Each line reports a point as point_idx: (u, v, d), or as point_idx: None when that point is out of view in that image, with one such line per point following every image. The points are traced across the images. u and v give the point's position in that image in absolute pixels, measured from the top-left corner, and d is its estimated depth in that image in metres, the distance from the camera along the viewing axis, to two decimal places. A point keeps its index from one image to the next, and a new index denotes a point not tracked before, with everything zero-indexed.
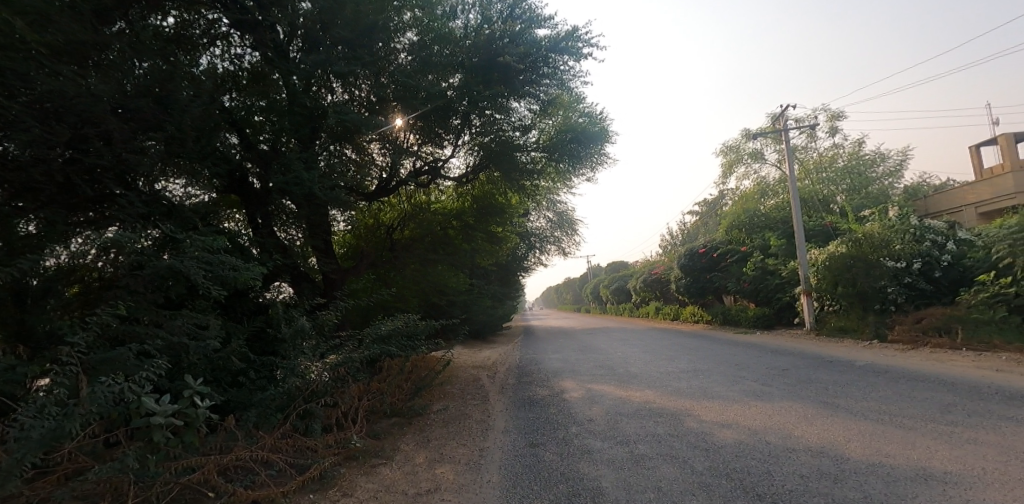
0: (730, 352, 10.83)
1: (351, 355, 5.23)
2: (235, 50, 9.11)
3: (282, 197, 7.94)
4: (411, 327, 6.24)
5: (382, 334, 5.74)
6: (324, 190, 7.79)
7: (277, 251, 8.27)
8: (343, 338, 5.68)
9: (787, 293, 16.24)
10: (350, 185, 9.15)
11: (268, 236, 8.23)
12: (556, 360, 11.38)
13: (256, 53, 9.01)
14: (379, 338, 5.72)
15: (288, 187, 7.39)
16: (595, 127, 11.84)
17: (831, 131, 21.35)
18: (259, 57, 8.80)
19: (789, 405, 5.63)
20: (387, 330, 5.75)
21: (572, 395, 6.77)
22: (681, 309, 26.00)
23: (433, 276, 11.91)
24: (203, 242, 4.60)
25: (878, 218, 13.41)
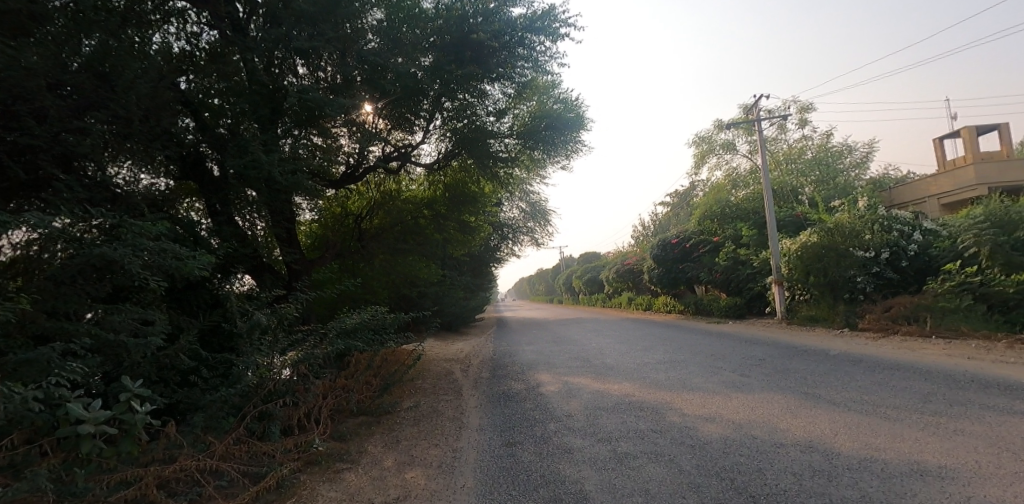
0: (706, 342, 10.81)
1: (313, 352, 4.82)
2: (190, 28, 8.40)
3: (240, 182, 7.37)
4: (380, 320, 5.85)
5: (349, 328, 5.34)
6: (286, 175, 7.27)
7: (235, 240, 7.72)
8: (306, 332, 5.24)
9: (758, 283, 16.46)
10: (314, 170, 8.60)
11: (225, 224, 7.65)
12: (531, 351, 11.18)
13: (215, 32, 8.36)
14: (345, 331, 5.33)
15: (244, 170, 6.83)
16: (571, 113, 11.51)
17: (801, 123, 21.69)
18: (218, 37, 8.17)
19: (770, 396, 5.52)
20: (353, 324, 5.36)
21: (548, 389, 6.54)
22: (654, 300, 26.23)
23: (403, 266, 11.51)
24: (140, 228, 4.00)
25: (847, 208, 13.63)
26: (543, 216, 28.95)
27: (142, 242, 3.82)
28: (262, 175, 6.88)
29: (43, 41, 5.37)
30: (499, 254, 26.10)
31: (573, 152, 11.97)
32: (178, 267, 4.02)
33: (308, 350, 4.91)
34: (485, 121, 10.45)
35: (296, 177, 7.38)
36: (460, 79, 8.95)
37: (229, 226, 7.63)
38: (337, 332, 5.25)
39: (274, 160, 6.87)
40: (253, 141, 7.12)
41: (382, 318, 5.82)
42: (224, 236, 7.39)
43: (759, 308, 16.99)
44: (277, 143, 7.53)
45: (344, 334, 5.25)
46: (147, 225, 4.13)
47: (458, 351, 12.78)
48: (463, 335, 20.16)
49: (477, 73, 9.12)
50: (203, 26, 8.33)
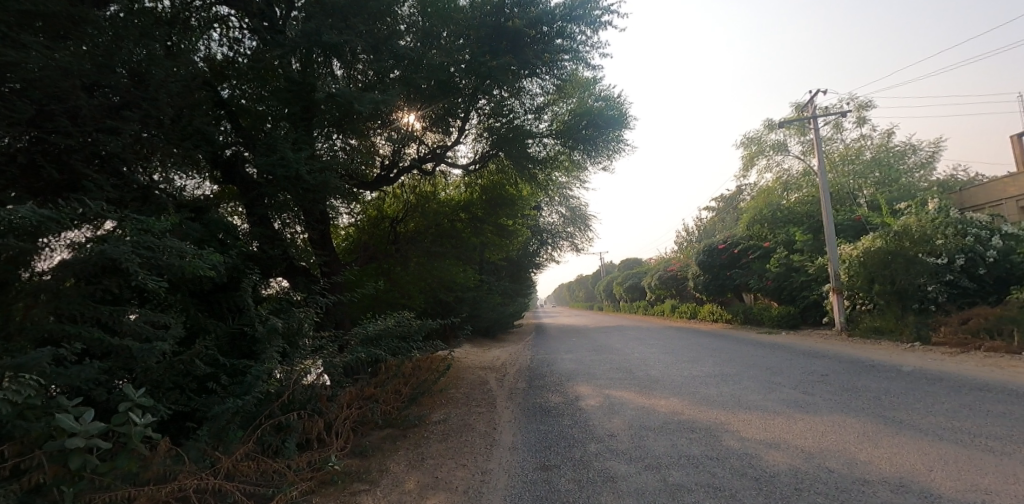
0: (759, 354, 9.99)
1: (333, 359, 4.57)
2: (233, 34, 8.56)
3: (272, 185, 7.35)
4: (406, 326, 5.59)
5: (372, 334, 5.08)
6: (316, 175, 7.16)
7: (267, 243, 7.70)
8: (327, 337, 5.01)
9: (814, 291, 15.31)
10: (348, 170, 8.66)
11: (259, 226, 7.63)
12: (570, 360, 10.68)
13: (256, 38, 8.48)
14: (369, 338, 5.08)
15: (273, 171, 6.74)
16: (613, 111, 10.91)
17: (860, 121, 20.20)
18: (258, 42, 8.29)
19: (840, 418, 4.86)
20: (378, 330, 5.11)
21: (588, 403, 6.07)
22: (698, 308, 25.08)
23: (438, 270, 11.31)
24: (146, 224, 3.74)
25: (916, 209, 12.44)
26: (581, 221, 28.35)
27: (143, 239, 3.56)
28: (290, 177, 6.79)
29: (82, 42, 5.42)
30: (537, 259, 25.72)
31: (616, 152, 11.35)
32: (183, 267, 3.74)
33: (329, 358, 4.67)
34: (521, 120, 10.15)
35: (324, 177, 7.25)
36: (494, 73, 8.66)
37: (261, 228, 7.61)
38: (359, 339, 4.98)
39: (303, 161, 6.77)
40: (283, 142, 7.06)
41: (407, 324, 5.54)
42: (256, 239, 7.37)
43: (814, 319, 15.80)
44: (308, 143, 7.43)
45: (368, 341, 5.00)
46: (154, 220, 3.87)
47: (493, 359, 12.44)
48: (499, 342, 19.84)
49: (513, 65, 8.74)
50: (245, 32, 8.44)
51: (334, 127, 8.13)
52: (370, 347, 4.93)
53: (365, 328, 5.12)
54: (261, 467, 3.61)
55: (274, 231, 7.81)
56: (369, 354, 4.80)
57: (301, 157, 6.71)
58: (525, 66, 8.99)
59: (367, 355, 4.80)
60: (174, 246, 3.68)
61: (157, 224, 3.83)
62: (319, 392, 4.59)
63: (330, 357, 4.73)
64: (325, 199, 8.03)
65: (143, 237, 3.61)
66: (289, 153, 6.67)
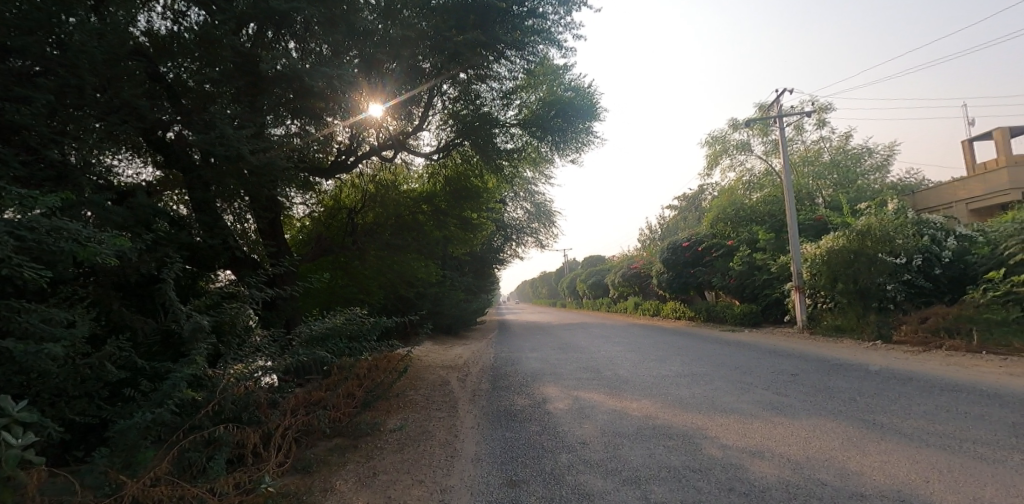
0: (726, 353, 9.92)
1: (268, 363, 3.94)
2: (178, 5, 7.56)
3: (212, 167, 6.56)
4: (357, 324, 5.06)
5: (319, 334, 4.49)
6: (261, 156, 6.45)
7: (206, 231, 6.90)
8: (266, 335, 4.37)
9: (776, 289, 15.56)
10: (301, 157, 8.20)
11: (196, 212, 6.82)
12: (536, 358, 10.36)
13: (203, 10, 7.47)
14: (315, 338, 4.49)
15: (211, 149, 5.98)
16: (585, 101, 10.53)
17: (820, 124, 20.77)
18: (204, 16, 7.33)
19: (820, 422, 4.67)
20: (325, 329, 4.54)
21: (556, 406, 5.70)
22: (662, 305, 25.34)
23: (397, 264, 10.75)
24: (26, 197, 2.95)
25: (874, 210, 12.74)
26: (547, 217, 28.05)
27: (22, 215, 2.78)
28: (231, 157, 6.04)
29: None
30: (502, 255, 25.31)
31: (586, 144, 11.03)
32: (80, 251, 3.00)
33: (266, 362, 4.03)
34: (489, 107, 9.73)
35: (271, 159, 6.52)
36: (461, 52, 8.12)
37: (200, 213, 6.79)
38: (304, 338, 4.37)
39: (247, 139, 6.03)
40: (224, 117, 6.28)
41: (359, 321, 5.01)
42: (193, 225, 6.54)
43: (775, 316, 16.09)
44: (253, 121, 6.69)
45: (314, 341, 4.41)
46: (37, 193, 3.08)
47: (457, 357, 11.95)
48: (463, 339, 19.30)
49: (480, 44, 8.20)
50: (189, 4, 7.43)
51: (284, 105, 7.39)
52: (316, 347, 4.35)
53: (311, 327, 4.54)
54: (175, 493, 2.95)
55: (217, 217, 7.04)
56: (315, 356, 4.21)
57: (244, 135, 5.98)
58: (493, 48, 8.52)
59: (312, 358, 4.21)
60: (69, 226, 2.94)
61: (39, 195, 3.02)
62: (257, 399, 4.00)
63: (270, 356, 4.11)
64: (274, 185, 7.31)
65: (19, 214, 2.83)
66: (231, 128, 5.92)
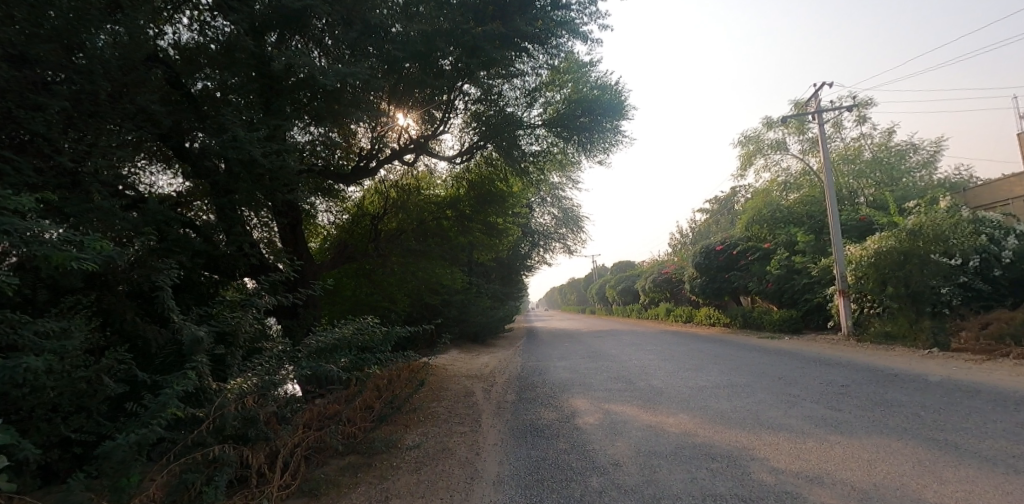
0: (766, 362, 9.29)
1: (272, 377, 3.68)
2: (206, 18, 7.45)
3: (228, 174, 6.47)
4: (368, 334, 4.81)
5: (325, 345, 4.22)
6: (274, 158, 6.00)
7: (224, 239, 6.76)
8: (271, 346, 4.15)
9: (818, 294, 14.69)
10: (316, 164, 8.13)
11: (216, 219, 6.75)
12: (563, 368, 9.94)
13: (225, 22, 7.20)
14: (322, 350, 4.22)
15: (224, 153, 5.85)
16: (613, 98, 10.08)
17: (860, 120, 19.72)
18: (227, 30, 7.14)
19: (885, 441, 4.13)
20: (332, 341, 4.28)
21: (586, 421, 5.31)
22: (694, 312, 24.47)
23: (419, 270, 10.54)
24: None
25: (925, 208, 11.87)
26: (574, 223, 27.59)
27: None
28: (245, 163, 5.89)
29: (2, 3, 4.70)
30: (528, 261, 25.00)
31: (613, 144, 10.58)
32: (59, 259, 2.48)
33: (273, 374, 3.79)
34: (512, 108, 9.49)
35: (285, 159, 6.14)
36: (480, 45, 7.78)
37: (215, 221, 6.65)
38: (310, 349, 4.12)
39: (262, 143, 5.88)
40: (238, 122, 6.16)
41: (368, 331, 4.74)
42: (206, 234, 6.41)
43: (817, 323, 15.20)
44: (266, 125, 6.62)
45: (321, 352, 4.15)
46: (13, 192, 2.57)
47: (482, 366, 11.64)
48: (490, 347, 19.01)
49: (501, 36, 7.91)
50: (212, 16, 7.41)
51: (300, 110, 7.32)
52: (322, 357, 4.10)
53: (317, 338, 4.28)
54: None
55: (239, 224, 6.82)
56: (320, 369, 3.95)
57: (259, 139, 5.83)
58: (516, 45, 8.24)
59: (317, 371, 3.94)
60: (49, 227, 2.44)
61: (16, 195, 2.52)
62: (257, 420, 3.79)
63: (274, 366, 3.88)
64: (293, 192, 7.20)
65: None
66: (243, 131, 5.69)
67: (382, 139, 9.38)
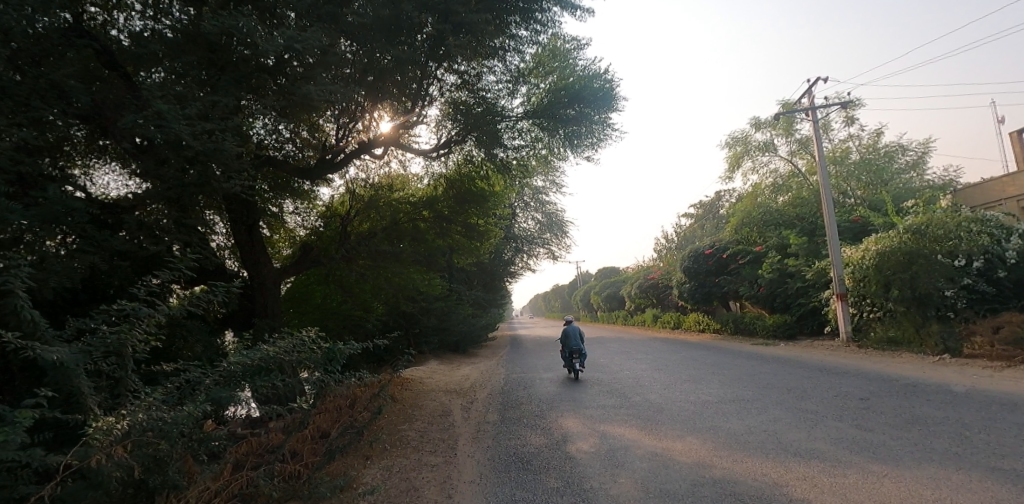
0: (767, 371, 8.65)
1: (180, 412, 2.69)
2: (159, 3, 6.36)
3: (155, 163, 5.43)
4: (307, 353, 3.90)
5: (249, 367, 3.19)
6: (207, 139, 5.06)
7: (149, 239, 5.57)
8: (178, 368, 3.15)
9: (813, 298, 14.20)
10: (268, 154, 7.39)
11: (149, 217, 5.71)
12: (550, 380, 9.20)
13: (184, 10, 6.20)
14: (247, 371, 3.21)
15: (150, 135, 4.90)
16: (604, 86, 9.24)
17: (848, 121, 19.48)
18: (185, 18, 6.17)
19: (941, 474, 3.41)
20: (259, 361, 3.27)
21: (579, 448, 4.51)
22: (683, 317, 23.93)
23: (392, 275, 9.69)
24: None
25: (923, 208, 11.46)
26: (558, 228, 26.87)
27: None
28: (174, 145, 4.97)
29: None
30: (512, 267, 24.21)
31: (604, 137, 9.75)
32: None
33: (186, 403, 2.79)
34: (492, 97, 8.86)
35: (221, 141, 5.18)
36: (458, 12, 7.02)
37: (145, 214, 5.66)
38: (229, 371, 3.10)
39: (193, 121, 4.98)
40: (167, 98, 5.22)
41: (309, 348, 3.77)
42: (132, 230, 5.41)
43: (811, 328, 14.70)
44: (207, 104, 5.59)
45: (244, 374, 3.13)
46: None
47: (463, 378, 10.77)
48: (473, 357, 18.11)
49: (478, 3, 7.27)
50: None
51: (253, 93, 6.46)
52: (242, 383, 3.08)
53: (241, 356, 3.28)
54: None
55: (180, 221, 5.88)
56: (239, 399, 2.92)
57: (191, 116, 4.93)
58: (495, 17, 7.61)
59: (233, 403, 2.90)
60: None
61: None
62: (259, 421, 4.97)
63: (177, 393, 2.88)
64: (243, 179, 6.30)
65: None
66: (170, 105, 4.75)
67: (351, 131, 8.70)
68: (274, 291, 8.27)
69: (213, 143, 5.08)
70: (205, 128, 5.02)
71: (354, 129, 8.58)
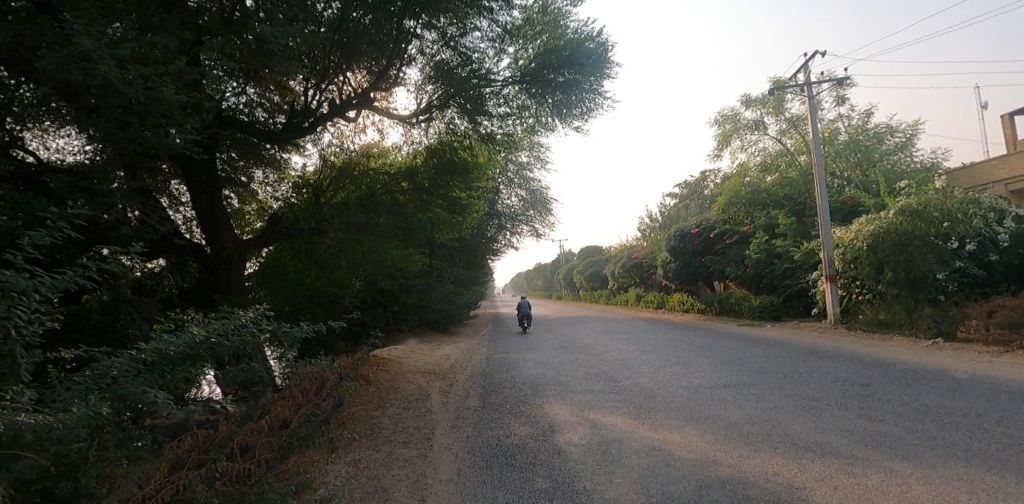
0: (758, 354, 8.41)
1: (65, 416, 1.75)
2: None
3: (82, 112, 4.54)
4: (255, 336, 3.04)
5: (181, 355, 2.40)
6: (141, 86, 4.31)
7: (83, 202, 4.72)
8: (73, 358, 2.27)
9: (800, 279, 14.04)
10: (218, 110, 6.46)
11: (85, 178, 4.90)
12: (534, 361, 8.84)
13: None
14: (169, 359, 2.37)
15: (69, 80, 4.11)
16: (598, 49, 8.49)
17: (837, 101, 19.12)
18: None
19: (973, 475, 3.05)
20: (188, 347, 2.43)
21: (569, 439, 4.10)
22: (667, 297, 23.85)
23: (368, 250, 9.09)
24: None
25: (915, 189, 11.22)
26: (543, 205, 26.24)
27: None
28: (103, 92, 4.19)
29: None
30: (495, 244, 23.62)
31: (597, 106, 9.10)
32: None
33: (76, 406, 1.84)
34: (476, 59, 8.15)
35: (159, 88, 4.44)
36: None
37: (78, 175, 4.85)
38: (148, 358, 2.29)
39: (125, 64, 4.21)
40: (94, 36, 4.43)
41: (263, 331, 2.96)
42: (60, 192, 4.60)
43: (797, 309, 14.60)
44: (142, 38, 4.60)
45: (171, 366, 2.33)
46: None
47: (444, 359, 10.31)
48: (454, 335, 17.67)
49: None
50: None
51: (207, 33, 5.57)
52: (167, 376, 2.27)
53: (160, 342, 2.43)
54: None
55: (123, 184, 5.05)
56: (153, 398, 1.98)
57: (120, 56, 4.16)
58: None
59: (143, 401, 1.95)
60: None
61: None
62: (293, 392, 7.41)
63: (74, 387, 2.09)
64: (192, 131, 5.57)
65: None
66: (93, 40, 3.98)
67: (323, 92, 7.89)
68: (237, 265, 7.58)
69: (151, 89, 4.34)
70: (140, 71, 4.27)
71: (326, 89, 7.76)
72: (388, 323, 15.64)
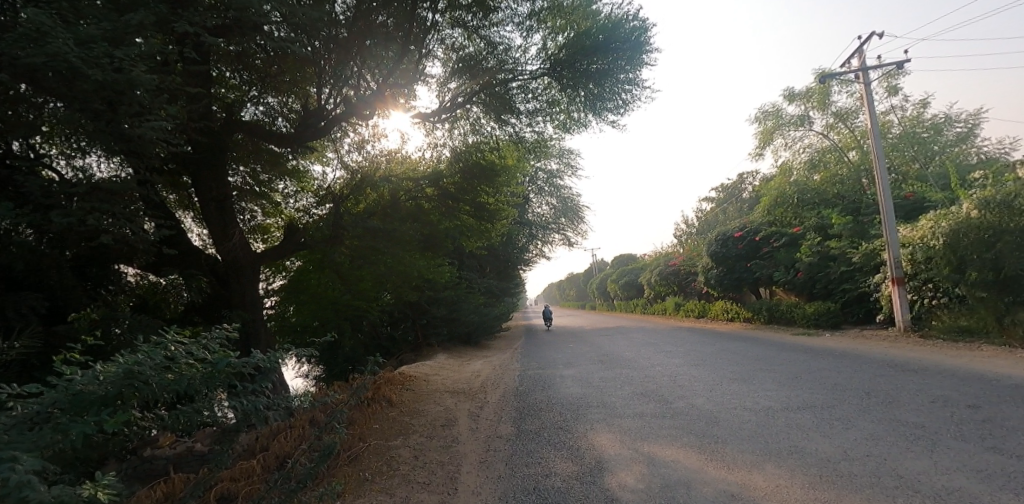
0: (827, 368, 7.39)
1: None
2: None
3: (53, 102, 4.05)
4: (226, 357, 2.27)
5: (96, 397, 1.68)
6: (112, 68, 3.79)
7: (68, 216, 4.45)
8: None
9: (860, 284, 12.80)
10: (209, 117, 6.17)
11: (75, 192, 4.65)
12: (571, 378, 8.12)
13: None
14: (81, 400, 1.66)
15: (35, 69, 3.64)
16: (633, 37, 7.65)
17: (891, 91, 17.70)
18: None
19: None
20: (109, 385, 1.70)
21: (621, 482, 3.35)
22: (708, 306, 22.57)
23: (390, 260, 8.61)
24: None
25: (995, 178, 9.97)
26: (574, 213, 25.48)
27: None
28: (65, 79, 3.74)
29: None
30: (526, 254, 23.04)
31: (631, 99, 8.32)
32: None
33: None
34: (497, 51, 7.83)
35: (134, 70, 3.91)
36: None
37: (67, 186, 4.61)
38: (48, 400, 1.59)
39: (98, 45, 3.74)
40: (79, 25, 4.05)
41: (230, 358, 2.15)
42: (35, 196, 4.43)
43: (858, 317, 13.28)
44: (123, 22, 4.15)
45: (79, 413, 1.63)
46: None
47: (473, 376, 9.64)
48: (487, 349, 17.05)
49: None
50: None
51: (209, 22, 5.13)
52: (62, 435, 1.54)
53: (78, 376, 1.72)
54: None
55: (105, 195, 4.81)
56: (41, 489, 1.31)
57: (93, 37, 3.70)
58: None
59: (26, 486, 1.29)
60: None
61: None
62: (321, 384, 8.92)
63: None
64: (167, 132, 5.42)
65: None
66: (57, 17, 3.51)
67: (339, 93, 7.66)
68: (249, 278, 7.27)
69: (129, 77, 3.86)
70: (112, 53, 3.83)
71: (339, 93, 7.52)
72: (416, 337, 15.18)
